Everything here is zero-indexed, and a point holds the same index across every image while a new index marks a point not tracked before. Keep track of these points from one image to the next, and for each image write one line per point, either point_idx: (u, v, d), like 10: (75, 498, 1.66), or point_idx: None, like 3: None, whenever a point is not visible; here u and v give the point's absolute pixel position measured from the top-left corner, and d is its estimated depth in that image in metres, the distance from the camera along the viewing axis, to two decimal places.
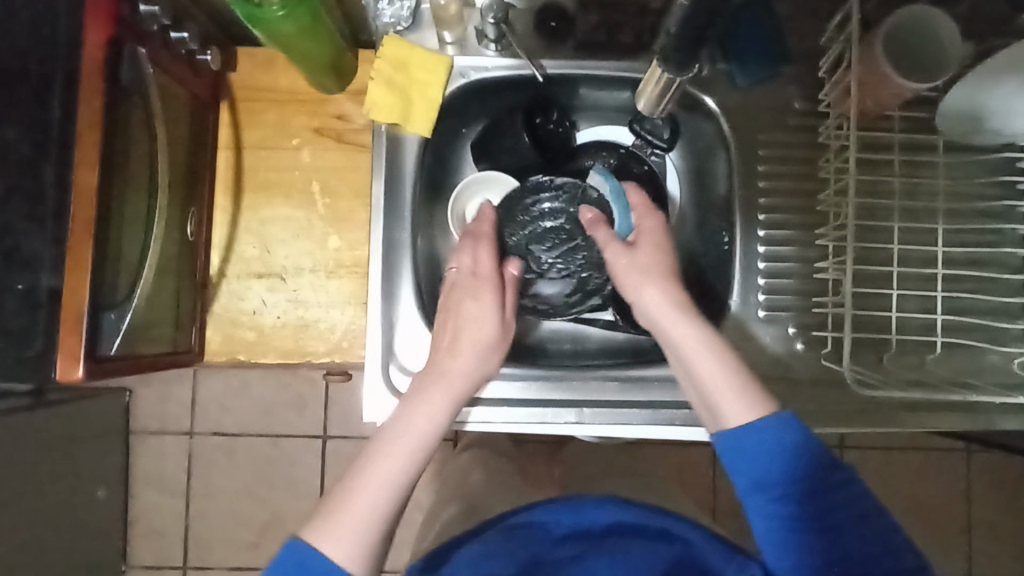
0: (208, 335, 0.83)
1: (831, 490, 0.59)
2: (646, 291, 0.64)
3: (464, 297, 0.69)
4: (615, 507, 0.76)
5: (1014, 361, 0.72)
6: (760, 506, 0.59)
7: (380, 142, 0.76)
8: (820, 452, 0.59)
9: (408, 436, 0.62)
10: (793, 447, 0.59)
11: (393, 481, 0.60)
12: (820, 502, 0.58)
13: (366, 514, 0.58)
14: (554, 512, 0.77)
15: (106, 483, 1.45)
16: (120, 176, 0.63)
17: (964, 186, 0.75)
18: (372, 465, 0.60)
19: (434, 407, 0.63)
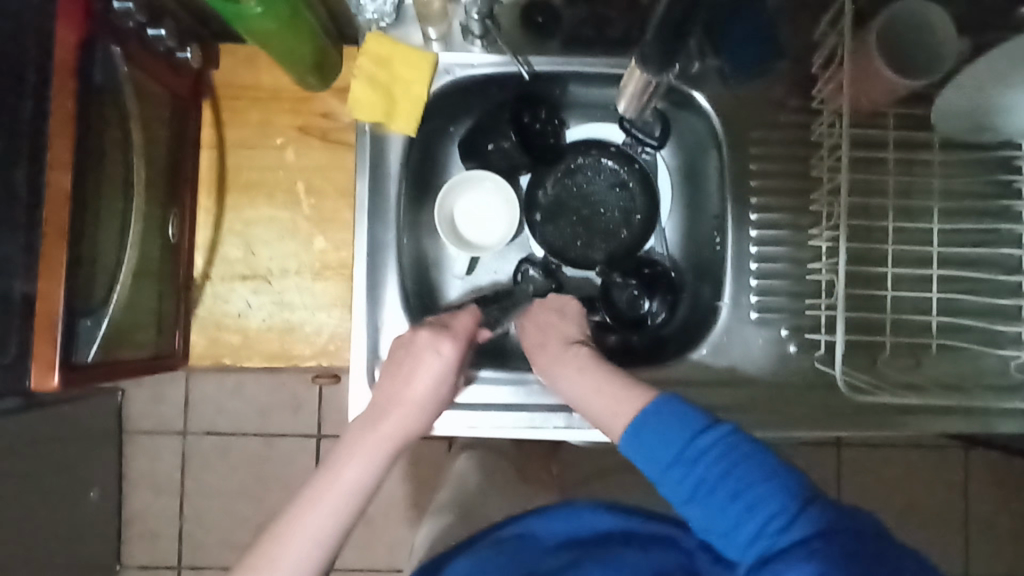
0: (193, 339, 0.82)
1: (713, 453, 0.53)
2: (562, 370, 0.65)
3: (418, 378, 0.65)
4: (607, 516, 0.76)
5: (1012, 363, 0.71)
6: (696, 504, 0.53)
7: (364, 142, 0.74)
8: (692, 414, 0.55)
9: (337, 491, 0.59)
10: (677, 423, 0.55)
11: (314, 538, 0.57)
12: (708, 463, 0.52)
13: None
14: (547, 521, 0.76)
15: (99, 484, 1.44)
16: (95, 178, 0.62)
17: (960, 184, 0.74)
18: (297, 521, 0.57)
19: (366, 473, 0.61)
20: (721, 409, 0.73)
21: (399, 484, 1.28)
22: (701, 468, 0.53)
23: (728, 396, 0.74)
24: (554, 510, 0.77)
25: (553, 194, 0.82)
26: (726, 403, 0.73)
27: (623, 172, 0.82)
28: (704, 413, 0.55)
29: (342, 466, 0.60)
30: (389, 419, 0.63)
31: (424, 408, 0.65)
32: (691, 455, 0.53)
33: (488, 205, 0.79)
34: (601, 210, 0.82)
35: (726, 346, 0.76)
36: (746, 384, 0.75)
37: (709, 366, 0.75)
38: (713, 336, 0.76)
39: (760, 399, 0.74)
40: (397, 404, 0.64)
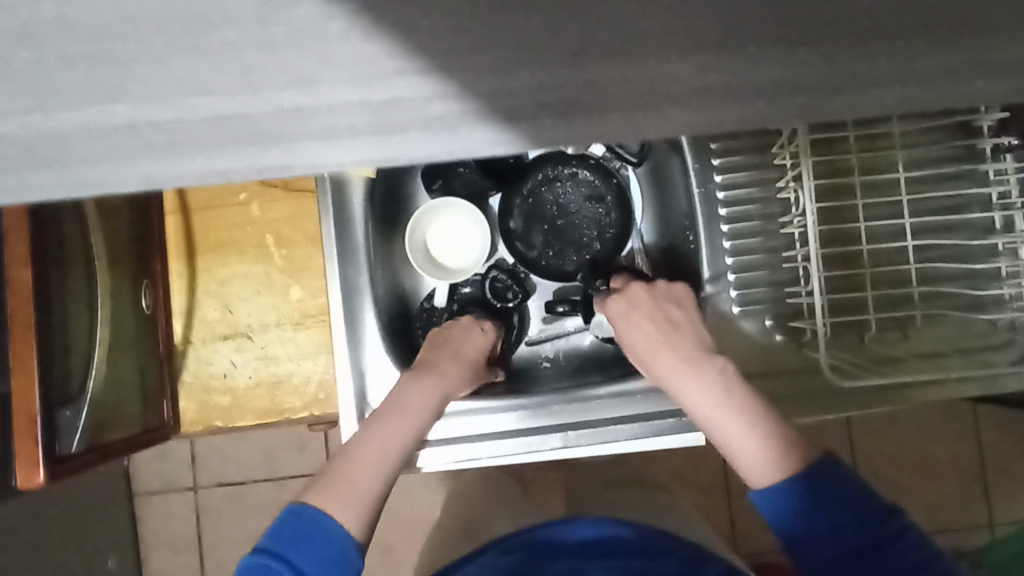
0: (183, 405, 0.81)
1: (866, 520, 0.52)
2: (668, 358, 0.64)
3: (462, 340, 0.73)
4: (617, 527, 0.75)
5: (998, 324, 0.71)
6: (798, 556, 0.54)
7: (325, 190, 0.74)
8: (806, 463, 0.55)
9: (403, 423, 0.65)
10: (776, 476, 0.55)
11: (383, 464, 0.62)
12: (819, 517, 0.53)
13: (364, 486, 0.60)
14: (557, 531, 0.77)
15: (116, 552, 1.43)
16: (57, 265, 0.61)
17: (924, 153, 0.73)
18: (368, 442, 0.62)
19: (420, 405, 0.66)
20: None
21: None
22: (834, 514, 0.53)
23: None
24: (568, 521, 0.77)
25: (528, 207, 0.82)
26: None
27: (601, 186, 0.82)
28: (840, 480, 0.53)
29: (401, 401, 0.66)
30: (438, 367, 0.70)
31: (464, 365, 0.71)
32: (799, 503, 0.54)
33: (461, 227, 0.79)
34: (578, 222, 0.82)
35: (711, 345, 0.75)
36: (742, 378, 0.74)
37: None
38: None
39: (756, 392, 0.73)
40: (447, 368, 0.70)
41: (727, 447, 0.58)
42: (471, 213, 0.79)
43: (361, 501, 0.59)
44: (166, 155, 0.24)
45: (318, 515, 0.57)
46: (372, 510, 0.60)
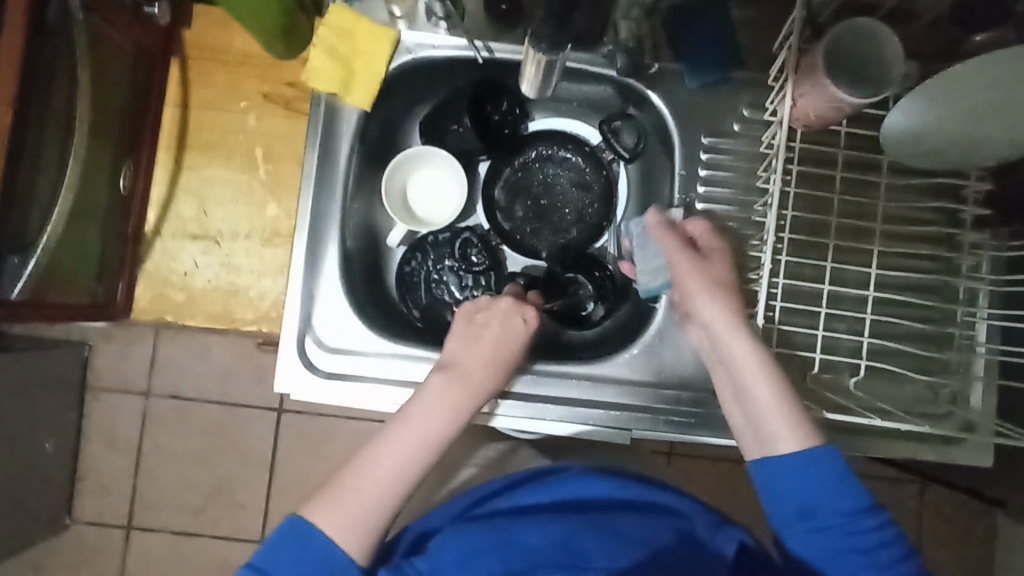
0: (138, 292, 0.82)
1: (882, 534, 0.56)
2: (711, 307, 0.62)
3: (478, 335, 0.66)
4: (595, 481, 0.65)
5: (940, 393, 0.72)
6: (802, 536, 0.58)
7: (318, 112, 0.75)
8: (860, 490, 0.57)
9: (419, 437, 0.61)
10: (833, 484, 0.57)
11: (376, 499, 0.59)
12: (865, 536, 0.56)
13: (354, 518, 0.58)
14: (530, 493, 0.65)
15: (55, 436, 1.44)
16: (40, 117, 0.62)
17: (905, 209, 0.74)
18: (364, 476, 0.60)
19: (431, 429, 0.62)
20: (651, 409, 0.74)
21: None
22: (868, 539, 0.56)
23: (656, 397, 0.74)
24: (536, 481, 0.66)
25: (514, 180, 0.83)
26: (657, 405, 0.74)
27: (589, 175, 0.83)
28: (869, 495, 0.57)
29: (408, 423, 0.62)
30: (458, 379, 0.64)
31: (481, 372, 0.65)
32: (847, 519, 0.56)
33: (445, 185, 0.82)
34: (559, 204, 0.83)
35: (657, 350, 0.76)
36: (680, 388, 0.75)
37: (635, 365, 0.75)
38: (646, 337, 0.76)
39: (691, 404, 0.74)
40: (477, 373, 0.65)
41: (749, 423, 0.61)
42: (454, 170, 0.81)
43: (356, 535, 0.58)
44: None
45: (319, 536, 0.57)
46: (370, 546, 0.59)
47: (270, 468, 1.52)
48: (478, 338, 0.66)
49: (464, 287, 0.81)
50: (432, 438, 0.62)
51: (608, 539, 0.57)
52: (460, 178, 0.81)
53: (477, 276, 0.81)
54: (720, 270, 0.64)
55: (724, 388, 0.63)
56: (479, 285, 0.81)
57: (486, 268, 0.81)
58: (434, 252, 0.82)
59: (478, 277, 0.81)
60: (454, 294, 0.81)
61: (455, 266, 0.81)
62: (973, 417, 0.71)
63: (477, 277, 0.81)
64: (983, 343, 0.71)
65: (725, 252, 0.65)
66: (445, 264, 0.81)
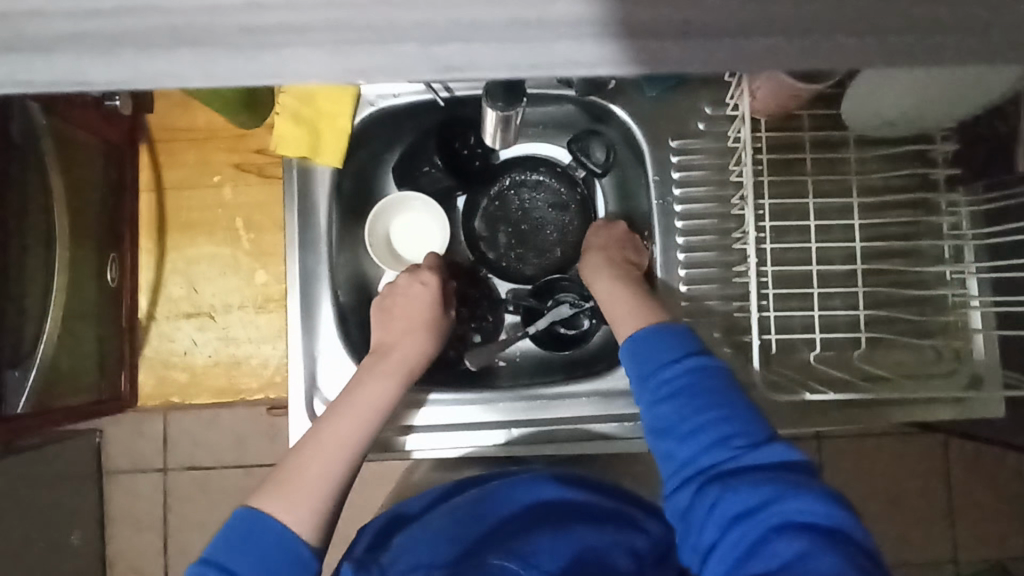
0: (141, 379, 0.83)
1: (700, 381, 0.56)
2: (603, 288, 0.72)
3: (402, 300, 0.75)
4: (560, 489, 0.73)
5: (943, 352, 0.73)
6: (659, 448, 0.57)
7: (292, 176, 0.76)
8: (688, 343, 0.58)
9: (365, 403, 0.68)
10: (665, 351, 0.58)
11: (334, 463, 0.64)
12: (699, 391, 0.55)
13: (315, 479, 0.63)
14: (506, 489, 0.73)
15: (80, 527, 1.44)
16: (19, 233, 0.63)
17: (878, 180, 0.75)
18: (320, 437, 0.65)
19: (380, 392, 0.69)
20: None
21: None
22: (694, 394, 0.56)
23: None
24: (520, 479, 0.74)
25: (492, 209, 0.84)
26: None
27: (565, 193, 0.84)
28: (696, 350, 0.58)
29: (357, 386, 0.70)
30: (391, 346, 0.73)
31: (411, 333, 0.74)
32: (671, 378, 0.57)
33: (426, 225, 0.82)
34: (542, 225, 0.84)
35: None
36: None
37: None
38: None
39: None
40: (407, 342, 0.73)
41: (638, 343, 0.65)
42: (432, 209, 0.81)
43: (317, 494, 0.62)
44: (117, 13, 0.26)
45: (264, 516, 0.59)
46: (324, 507, 0.62)
47: None
48: (400, 305, 0.75)
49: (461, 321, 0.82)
50: (375, 400, 0.69)
51: (557, 540, 0.64)
52: (439, 216, 0.81)
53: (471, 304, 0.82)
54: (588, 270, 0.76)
55: None
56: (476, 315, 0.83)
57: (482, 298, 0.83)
58: None
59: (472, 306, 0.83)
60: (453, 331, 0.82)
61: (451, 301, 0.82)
62: (978, 372, 0.72)
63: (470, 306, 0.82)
64: (977, 298, 0.72)
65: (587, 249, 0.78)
66: None
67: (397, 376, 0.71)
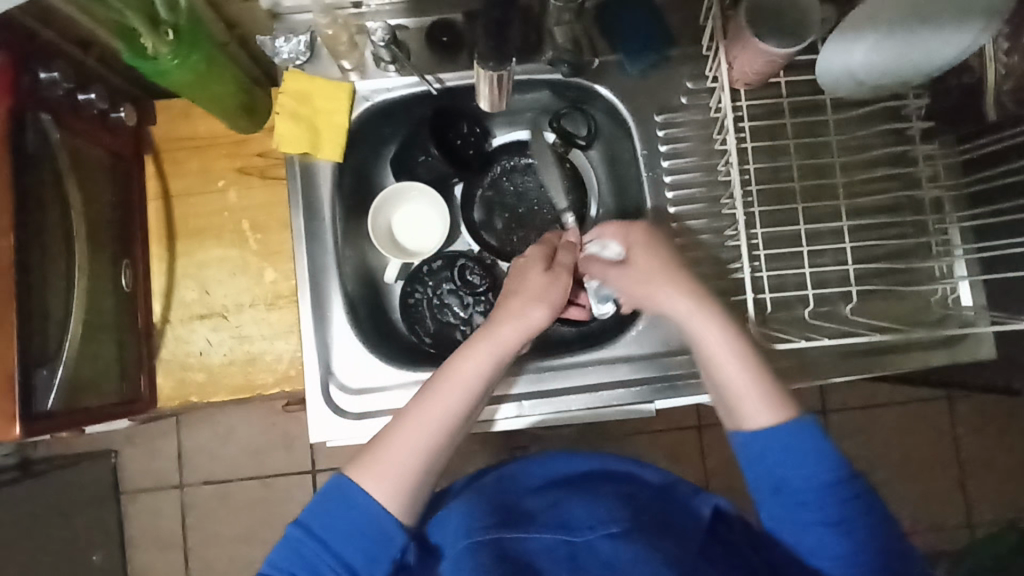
0: (160, 382, 0.85)
1: (848, 505, 0.60)
2: (676, 303, 0.66)
3: (520, 272, 0.70)
4: (577, 457, 0.77)
5: (932, 300, 0.76)
6: (777, 508, 0.63)
7: (295, 172, 0.79)
8: (841, 460, 0.61)
9: (462, 389, 0.65)
10: (811, 452, 0.61)
11: (424, 440, 0.64)
12: (845, 515, 0.60)
13: (405, 456, 0.63)
14: (525, 468, 0.76)
15: (101, 547, 1.45)
16: (39, 239, 0.66)
17: (857, 139, 0.78)
18: (415, 415, 0.64)
19: (479, 368, 0.66)
20: (669, 378, 0.77)
21: None
22: (835, 513, 0.60)
23: (670, 364, 0.78)
24: (536, 457, 0.77)
25: (489, 198, 0.88)
26: (673, 372, 0.77)
27: (554, 170, 0.87)
28: (846, 465, 0.61)
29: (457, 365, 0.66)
30: (503, 315, 0.67)
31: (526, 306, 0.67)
32: (825, 484, 0.61)
33: (426, 214, 0.86)
34: (537, 205, 0.88)
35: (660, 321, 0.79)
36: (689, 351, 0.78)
37: (645, 340, 0.79)
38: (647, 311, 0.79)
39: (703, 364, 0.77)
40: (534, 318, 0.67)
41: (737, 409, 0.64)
42: (431, 198, 0.85)
43: (406, 472, 0.63)
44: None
45: (354, 484, 0.62)
46: (414, 487, 0.63)
47: None
48: (515, 279, 0.69)
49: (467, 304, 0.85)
50: (469, 378, 0.65)
51: (593, 502, 0.66)
52: (439, 204, 0.85)
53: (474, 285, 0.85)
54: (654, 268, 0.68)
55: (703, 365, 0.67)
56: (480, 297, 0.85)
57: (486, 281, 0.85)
58: (431, 275, 0.85)
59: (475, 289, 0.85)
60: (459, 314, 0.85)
61: (455, 286, 0.85)
62: (967, 317, 0.75)
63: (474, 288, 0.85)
64: (960, 245, 0.75)
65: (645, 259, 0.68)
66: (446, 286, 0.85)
67: (500, 354, 0.66)
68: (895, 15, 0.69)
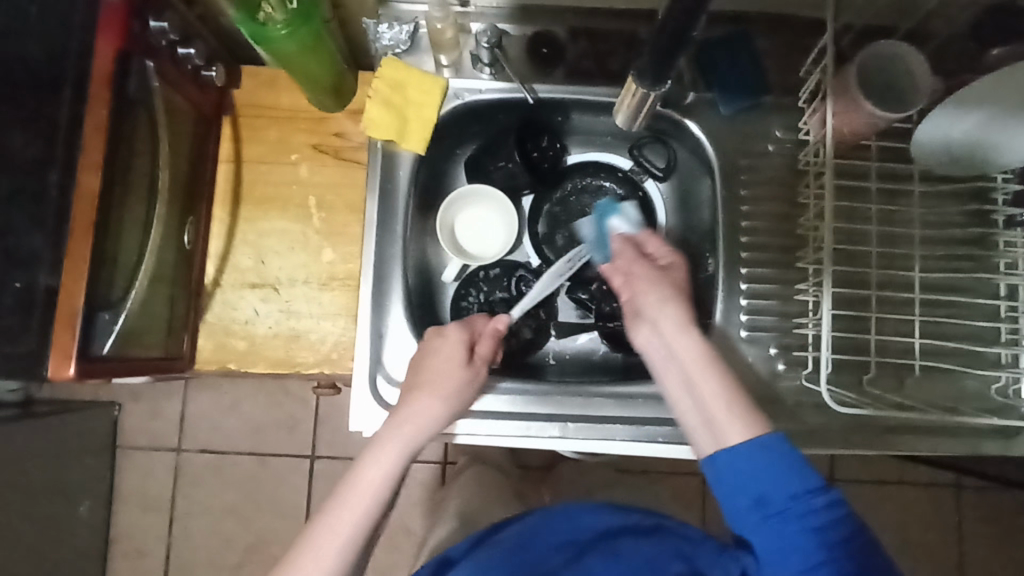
0: (200, 344, 0.84)
1: (828, 516, 0.56)
2: (664, 317, 0.66)
3: (430, 356, 0.71)
4: (603, 513, 0.79)
5: (991, 388, 0.75)
6: (761, 528, 0.57)
7: (376, 159, 0.79)
8: (812, 472, 0.57)
9: (372, 486, 0.66)
10: (783, 467, 0.57)
11: (345, 542, 0.64)
12: (825, 527, 0.56)
13: (321, 564, 0.62)
14: (545, 522, 0.79)
15: (89, 499, 1.43)
16: (123, 181, 0.65)
17: (937, 214, 0.78)
18: (326, 519, 0.64)
19: (391, 457, 0.67)
20: None
21: None
22: (818, 523, 0.56)
23: None
24: (555, 511, 0.80)
25: (555, 213, 0.87)
26: None
27: (627, 198, 0.87)
28: (817, 473, 0.57)
29: (368, 459, 0.67)
30: (406, 410, 0.69)
31: (428, 397, 0.69)
32: (801, 504, 0.56)
33: (489, 217, 0.86)
34: None
35: None
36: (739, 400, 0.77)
37: None
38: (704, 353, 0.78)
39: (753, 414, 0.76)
40: (432, 408, 0.69)
41: (707, 429, 0.61)
42: (498, 201, 0.85)
43: None
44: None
45: None
46: None
47: (307, 517, 1.50)
48: (425, 368, 0.70)
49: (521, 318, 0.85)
50: (382, 473, 0.66)
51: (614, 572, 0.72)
52: (506, 209, 0.85)
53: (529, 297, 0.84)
54: (677, 276, 0.70)
55: (674, 386, 0.65)
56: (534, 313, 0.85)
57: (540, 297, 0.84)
58: (487, 281, 0.85)
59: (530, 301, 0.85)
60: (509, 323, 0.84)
61: (511, 296, 0.84)
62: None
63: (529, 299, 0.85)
64: None
65: (681, 267, 0.71)
66: (503, 296, 0.84)
67: (408, 444, 0.68)
68: (999, 97, 0.68)
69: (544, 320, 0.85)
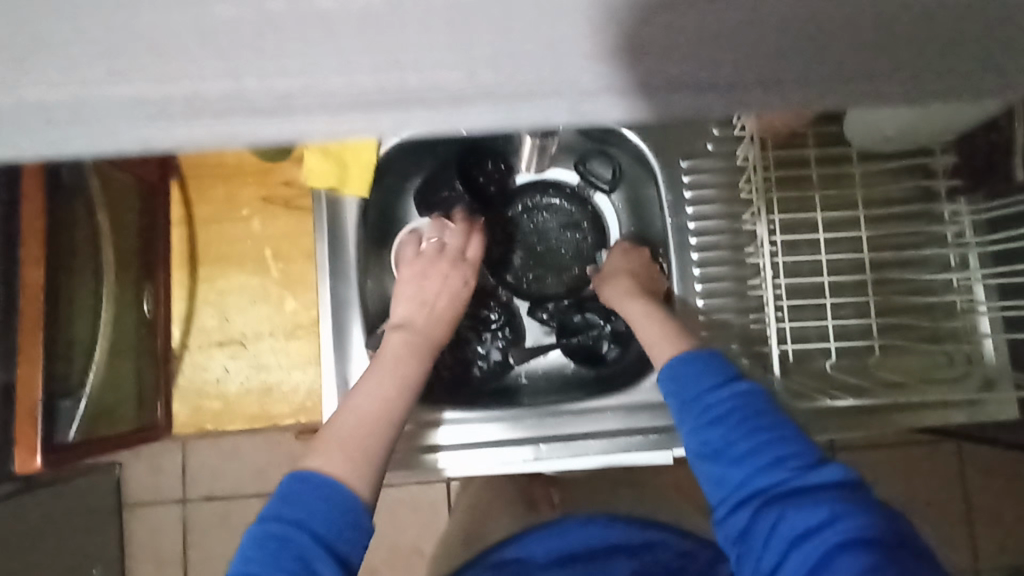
0: (175, 409, 0.85)
1: (730, 400, 0.57)
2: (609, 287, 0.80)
3: (431, 264, 0.77)
4: (596, 526, 0.77)
5: (953, 357, 0.76)
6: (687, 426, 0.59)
7: (321, 206, 0.79)
8: (725, 367, 0.60)
9: (404, 354, 0.69)
10: (701, 368, 0.60)
11: (380, 383, 0.65)
12: (740, 413, 0.56)
13: (363, 402, 0.63)
14: (541, 540, 0.76)
15: (102, 563, 1.44)
16: (67, 267, 0.66)
17: (881, 192, 0.79)
18: (361, 405, 0.63)
19: (415, 322, 0.73)
20: None
21: (398, 530, 1.30)
22: (725, 409, 0.57)
23: None
24: (550, 528, 0.77)
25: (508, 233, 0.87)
26: None
27: (576, 213, 0.88)
28: (729, 371, 0.59)
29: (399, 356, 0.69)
30: (425, 313, 0.74)
31: (439, 270, 0.76)
32: (710, 398, 0.58)
33: None
34: (556, 246, 0.88)
35: None
36: None
37: None
38: None
39: None
40: (436, 290, 0.75)
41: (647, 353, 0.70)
42: None
43: (363, 409, 0.62)
44: (134, 76, 0.28)
45: (318, 476, 0.55)
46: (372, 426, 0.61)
47: None
48: (433, 277, 0.76)
49: (489, 344, 0.86)
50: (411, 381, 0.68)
51: None
52: None
53: (492, 321, 0.86)
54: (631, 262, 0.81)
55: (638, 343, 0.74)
56: (498, 338, 0.86)
57: (503, 321, 0.86)
58: None
59: (493, 325, 0.86)
60: (477, 351, 0.85)
61: (475, 323, 0.85)
62: (991, 374, 0.75)
63: (492, 324, 0.86)
64: (983, 303, 0.75)
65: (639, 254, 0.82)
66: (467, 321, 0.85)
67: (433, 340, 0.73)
68: None
69: (511, 343, 0.86)
